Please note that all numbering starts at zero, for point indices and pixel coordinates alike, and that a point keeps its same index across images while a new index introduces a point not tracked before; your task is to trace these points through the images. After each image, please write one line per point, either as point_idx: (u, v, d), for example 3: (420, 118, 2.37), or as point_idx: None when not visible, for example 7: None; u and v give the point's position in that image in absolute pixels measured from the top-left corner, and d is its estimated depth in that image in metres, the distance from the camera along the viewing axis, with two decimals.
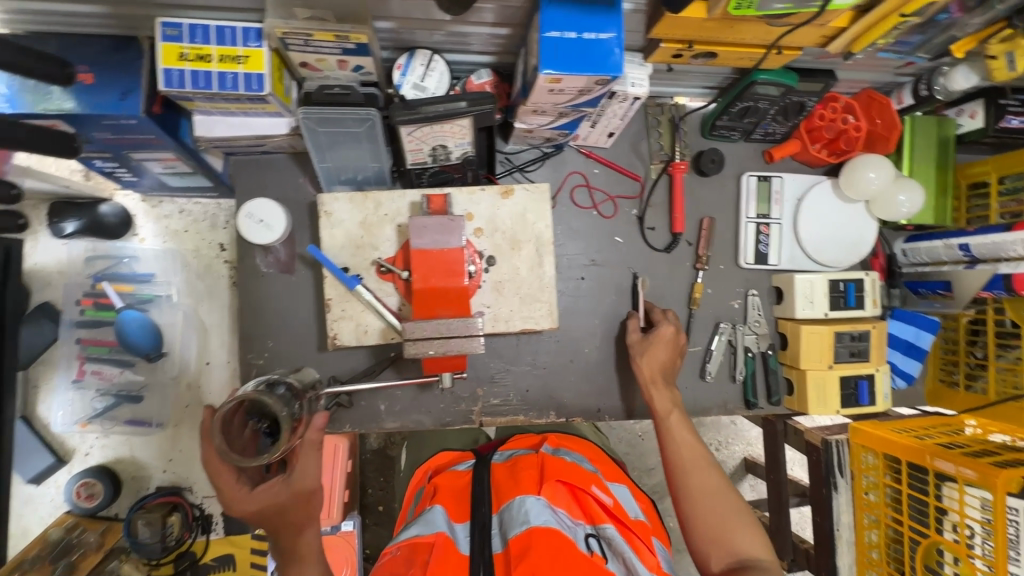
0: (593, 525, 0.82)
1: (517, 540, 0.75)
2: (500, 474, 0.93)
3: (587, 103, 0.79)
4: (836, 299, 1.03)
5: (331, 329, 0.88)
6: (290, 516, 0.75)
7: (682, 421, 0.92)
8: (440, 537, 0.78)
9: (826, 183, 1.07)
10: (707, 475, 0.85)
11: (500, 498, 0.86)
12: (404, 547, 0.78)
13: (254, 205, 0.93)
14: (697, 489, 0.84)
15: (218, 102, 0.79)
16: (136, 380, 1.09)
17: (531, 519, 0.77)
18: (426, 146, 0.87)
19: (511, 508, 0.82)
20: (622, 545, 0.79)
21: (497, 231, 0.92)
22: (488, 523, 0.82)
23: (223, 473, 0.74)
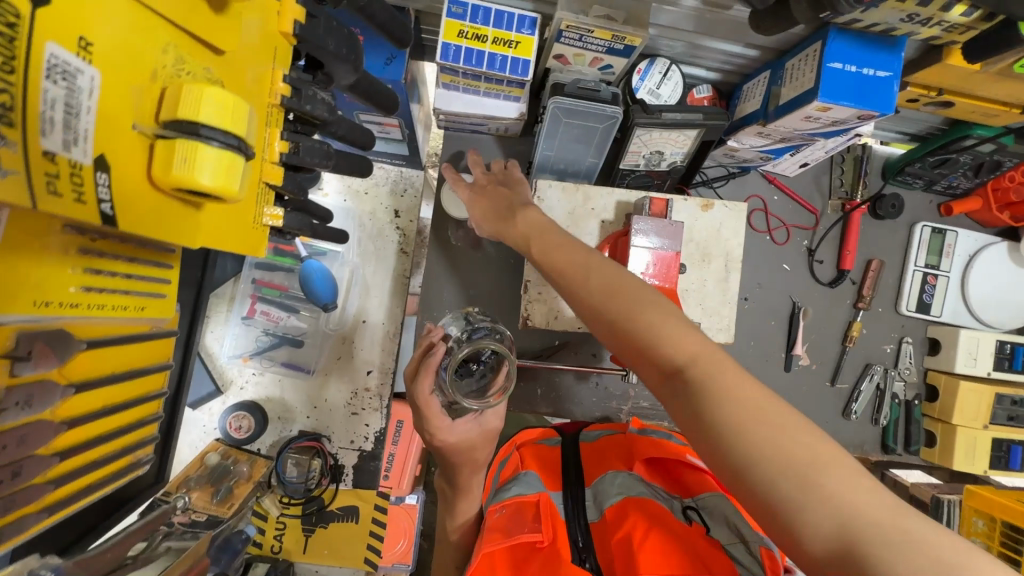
0: (692, 497, 0.81)
1: (615, 508, 0.74)
2: (588, 452, 0.91)
3: (825, 134, 0.81)
4: (1000, 360, 1.03)
5: (523, 309, 0.92)
6: (475, 452, 0.77)
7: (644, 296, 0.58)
8: (545, 497, 0.75)
9: (1002, 244, 1.08)
10: (807, 431, 0.46)
11: (591, 472, 0.86)
12: (506, 502, 0.75)
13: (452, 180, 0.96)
14: (700, 381, 0.50)
15: (474, 80, 0.83)
16: (298, 326, 1.15)
17: (625, 490, 0.77)
18: (645, 151, 0.90)
19: (605, 482, 0.81)
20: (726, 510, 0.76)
21: (691, 241, 0.95)
22: (584, 496, 0.80)
23: (429, 409, 0.70)
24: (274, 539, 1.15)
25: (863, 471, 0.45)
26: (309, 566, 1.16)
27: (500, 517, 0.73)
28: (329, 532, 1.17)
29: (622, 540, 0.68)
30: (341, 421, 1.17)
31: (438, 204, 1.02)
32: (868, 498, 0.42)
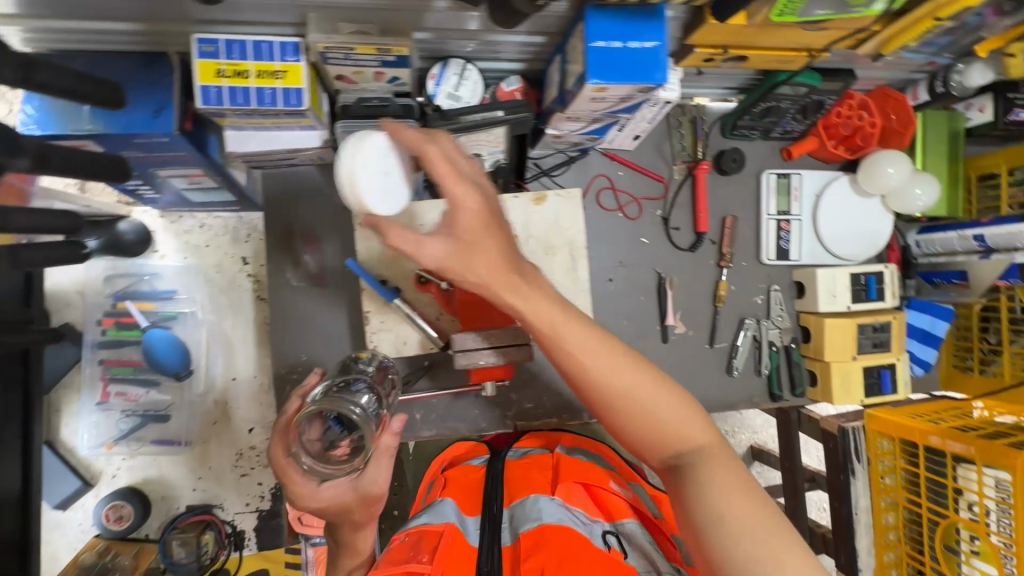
0: (613, 522, 0.83)
1: (530, 535, 0.75)
2: (517, 470, 0.94)
3: (625, 110, 0.80)
4: (857, 292, 1.05)
5: (370, 341, 0.88)
6: (353, 515, 0.75)
7: (637, 365, 0.64)
8: (450, 527, 0.77)
9: (844, 178, 1.10)
10: (725, 473, 0.61)
11: (512, 493, 0.87)
12: (413, 531, 0.77)
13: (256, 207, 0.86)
14: (708, 476, 0.60)
15: (253, 117, 0.77)
16: (161, 399, 1.07)
17: (544, 516, 0.78)
18: (461, 155, 0.87)
19: (525, 505, 0.83)
20: (643, 539, 0.80)
21: (530, 238, 0.92)
22: (499, 518, 0.82)
23: (288, 471, 0.71)
24: None
25: (766, 508, 0.59)
26: None
27: (403, 543, 0.75)
28: None
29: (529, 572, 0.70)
30: (232, 486, 1.11)
31: (270, 247, 0.96)
32: (751, 529, 0.57)
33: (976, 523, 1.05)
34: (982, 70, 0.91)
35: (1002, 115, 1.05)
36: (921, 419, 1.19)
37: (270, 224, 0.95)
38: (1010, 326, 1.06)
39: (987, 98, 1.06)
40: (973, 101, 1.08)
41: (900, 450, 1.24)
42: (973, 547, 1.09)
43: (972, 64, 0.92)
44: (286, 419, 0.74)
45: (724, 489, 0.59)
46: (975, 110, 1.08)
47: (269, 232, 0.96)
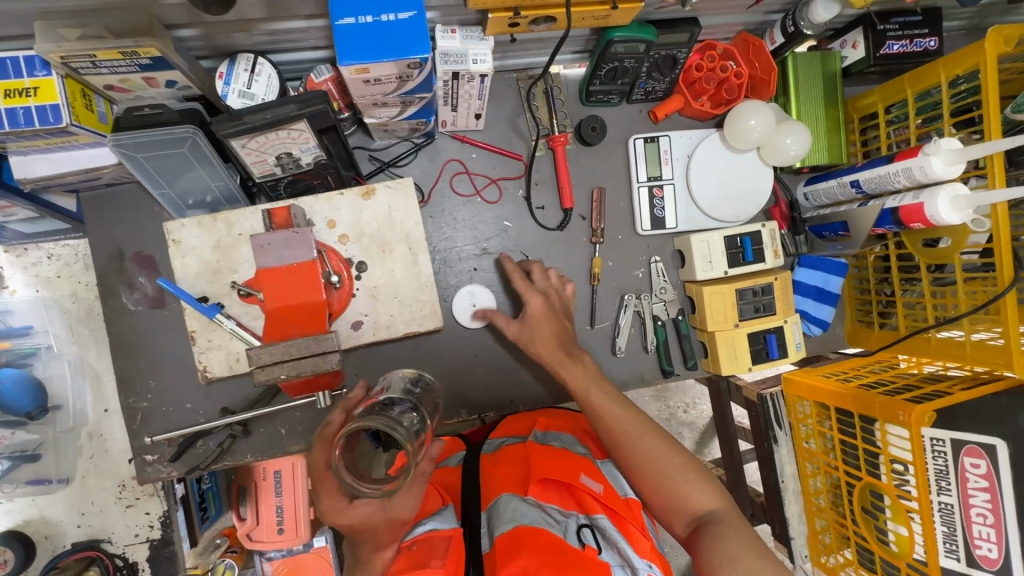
0: (587, 516, 0.77)
1: (504, 541, 0.68)
2: (488, 463, 0.85)
3: (419, 89, 0.74)
4: (733, 256, 1.00)
5: (199, 361, 0.85)
6: (380, 534, 0.69)
7: (604, 390, 0.83)
8: (455, 531, 0.71)
9: (714, 135, 1.04)
10: (682, 463, 0.78)
11: (488, 493, 0.79)
12: (415, 540, 0.71)
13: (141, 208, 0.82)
14: (646, 453, 0.78)
15: (22, 140, 0.72)
16: (30, 439, 1.02)
17: (519, 518, 0.71)
18: (270, 156, 0.82)
19: (499, 505, 0.75)
20: (616, 536, 0.73)
21: (363, 235, 0.87)
22: (478, 524, 0.74)
23: (325, 481, 0.66)
24: None
25: (701, 468, 0.78)
26: None
27: (412, 554, 0.69)
28: None
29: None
30: (118, 518, 1.09)
31: (101, 273, 0.91)
32: (702, 489, 0.76)
33: (888, 483, 1.02)
34: (825, 4, 0.85)
35: (874, 51, 0.96)
36: (837, 378, 1.14)
37: (97, 249, 0.91)
38: (901, 274, 1.00)
39: (858, 33, 0.98)
40: (845, 38, 1.00)
41: (817, 414, 1.18)
42: (886, 509, 1.04)
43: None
44: (330, 430, 0.68)
45: (680, 471, 0.77)
46: (849, 47, 1.00)
47: (98, 257, 0.91)
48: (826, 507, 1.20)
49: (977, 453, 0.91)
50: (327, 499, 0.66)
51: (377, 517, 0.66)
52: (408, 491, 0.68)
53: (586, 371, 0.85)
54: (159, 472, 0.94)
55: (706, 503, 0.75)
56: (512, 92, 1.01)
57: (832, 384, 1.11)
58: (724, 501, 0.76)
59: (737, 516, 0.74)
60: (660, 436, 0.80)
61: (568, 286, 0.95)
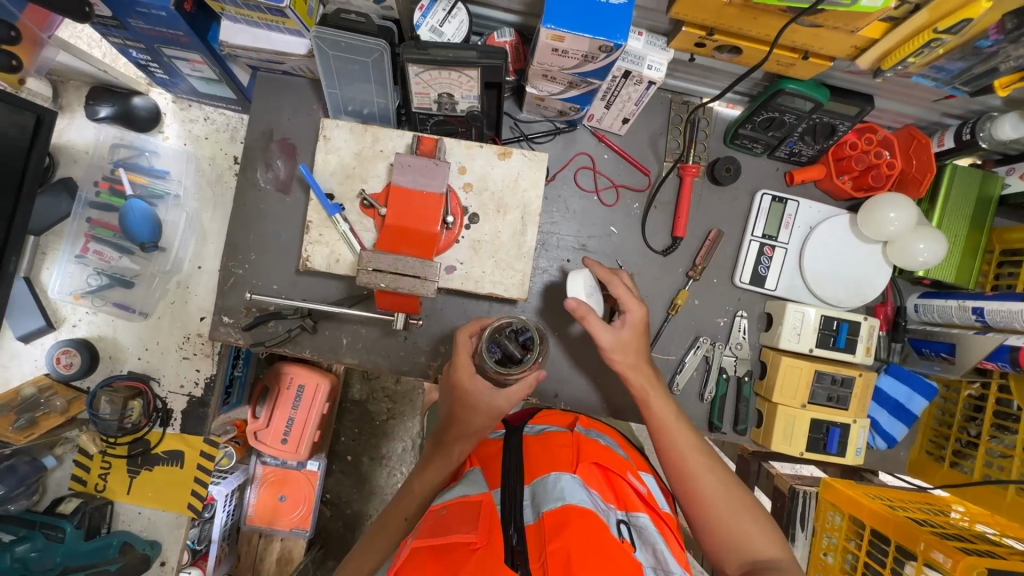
0: (626, 512, 0.72)
1: (553, 515, 0.63)
2: (536, 446, 0.80)
3: (594, 74, 0.77)
4: (824, 337, 0.97)
5: (304, 250, 0.90)
6: (473, 418, 0.82)
7: (683, 423, 0.86)
8: (488, 498, 0.70)
9: (844, 216, 1.01)
10: (748, 512, 0.81)
11: (534, 471, 0.74)
12: (450, 505, 0.70)
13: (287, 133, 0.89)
14: (709, 493, 0.82)
15: (242, 7, 0.81)
16: (131, 268, 1.15)
17: (569, 496, 0.65)
18: (433, 92, 0.87)
19: (547, 482, 0.69)
20: (655, 537, 0.68)
21: (485, 190, 0.91)
22: (521, 496, 0.69)
23: (461, 353, 0.83)
24: (98, 478, 1.15)
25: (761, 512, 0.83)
26: (132, 507, 1.17)
27: (440, 519, 0.67)
28: (154, 475, 1.17)
29: (557, 553, 0.58)
30: (172, 365, 1.17)
31: (248, 146, 1.00)
32: (758, 530, 0.80)
33: None
34: (1015, 122, 0.83)
35: None
36: (881, 502, 1.08)
37: (252, 124, 1.00)
38: (994, 420, 0.94)
39: None
40: (1014, 166, 0.96)
41: (847, 529, 1.12)
42: None
43: (1006, 114, 0.84)
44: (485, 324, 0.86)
45: (742, 514, 0.81)
46: (1015, 176, 0.96)
47: (251, 132, 1.00)
48: None
49: None
50: (461, 363, 0.83)
51: (485, 399, 0.81)
52: (513, 391, 0.81)
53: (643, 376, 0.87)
54: (228, 335, 1.01)
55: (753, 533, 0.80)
56: (662, 111, 1.03)
57: (878, 505, 1.05)
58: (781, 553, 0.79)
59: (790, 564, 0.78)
60: (725, 477, 0.83)
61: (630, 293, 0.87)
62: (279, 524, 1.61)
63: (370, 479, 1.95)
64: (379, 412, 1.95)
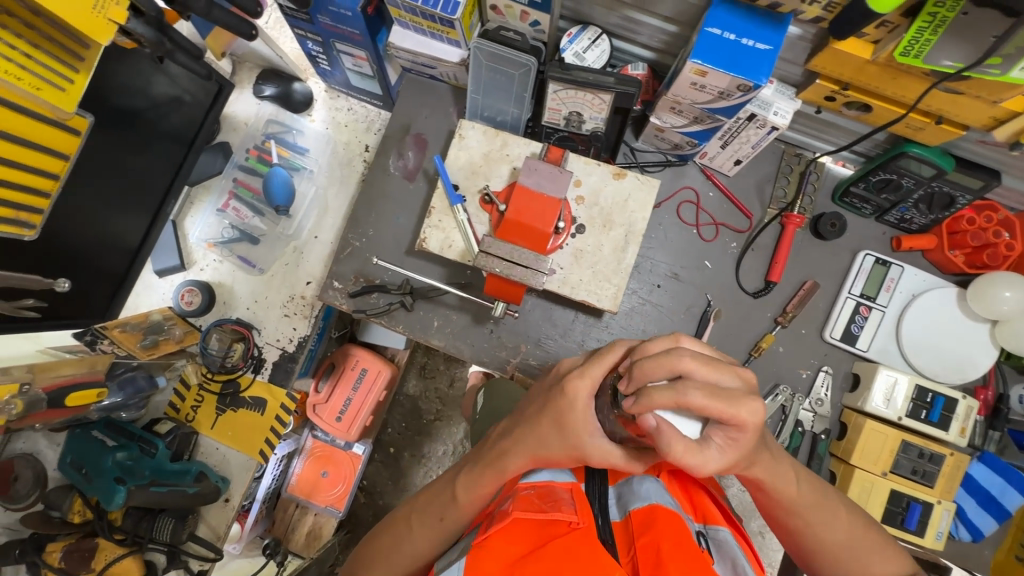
0: (704, 525, 0.70)
1: (641, 512, 0.62)
2: None
3: (723, 111, 0.83)
4: (916, 408, 0.94)
5: (423, 232, 0.99)
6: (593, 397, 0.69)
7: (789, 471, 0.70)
8: (576, 486, 0.70)
9: (952, 290, 0.99)
10: (875, 552, 0.71)
11: (617, 475, 0.74)
12: (531, 488, 0.69)
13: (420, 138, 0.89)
14: (832, 543, 0.70)
15: (417, 15, 0.93)
16: (259, 227, 1.30)
17: (654, 497, 0.65)
18: (565, 109, 0.96)
19: (631, 482, 0.69)
20: (736, 551, 0.65)
21: (596, 205, 0.97)
22: (606, 496, 0.70)
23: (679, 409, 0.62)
24: (190, 409, 1.27)
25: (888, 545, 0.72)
26: (212, 442, 1.27)
27: (525, 497, 0.66)
28: (237, 417, 1.27)
29: (647, 547, 0.58)
30: (274, 319, 1.28)
31: (387, 135, 1.12)
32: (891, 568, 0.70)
33: None
34: None
35: None
36: None
37: (394, 117, 1.12)
38: None
39: None
40: None
41: None
42: None
43: None
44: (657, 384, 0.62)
45: (872, 559, 0.70)
46: None
47: (392, 123, 1.12)
48: None
49: None
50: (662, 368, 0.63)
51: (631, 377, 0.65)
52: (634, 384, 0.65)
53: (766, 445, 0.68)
54: (335, 299, 1.10)
55: None
56: (773, 160, 1.07)
57: None
58: None
59: None
60: (848, 522, 0.72)
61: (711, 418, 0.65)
62: (316, 499, 1.65)
63: (408, 474, 1.99)
64: (427, 411, 2.01)
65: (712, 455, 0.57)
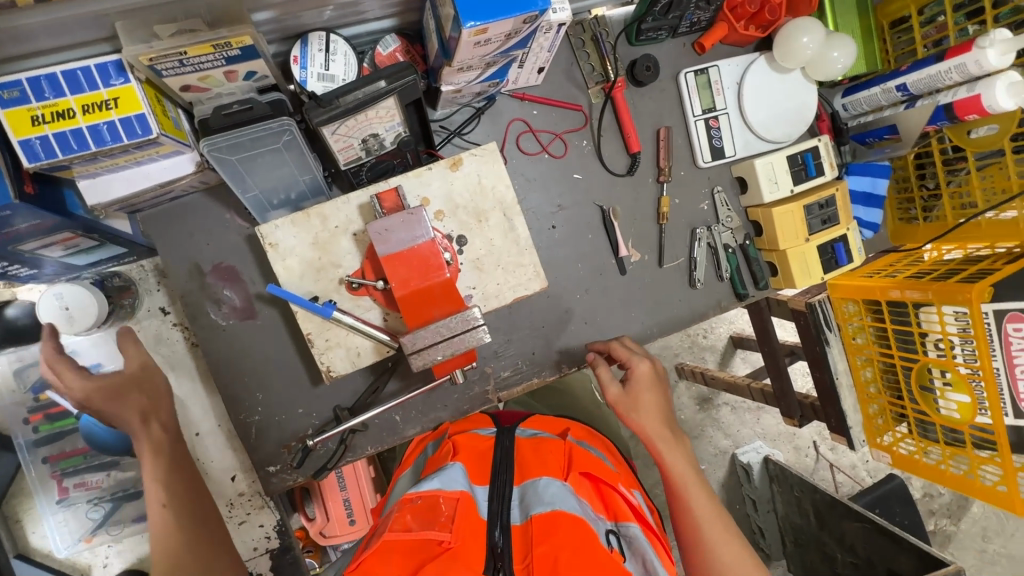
0: (615, 521, 0.75)
1: (543, 518, 0.68)
2: (529, 448, 0.83)
3: (516, 46, 0.72)
4: (797, 173, 1.04)
5: (321, 363, 0.83)
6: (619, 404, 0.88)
7: (696, 482, 0.82)
8: (465, 495, 0.72)
9: (761, 59, 1.05)
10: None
11: (523, 471, 0.78)
12: (432, 492, 0.71)
13: (68, 292, 0.83)
14: (720, 553, 0.77)
15: (101, 160, 0.66)
16: (128, 477, 1.00)
17: (558, 501, 0.69)
18: (355, 140, 0.78)
19: (536, 485, 0.74)
20: (646, 545, 0.70)
21: (458, 208, 0.86)
22: (510, 493, 0.76)
23: (644, 396, 0.88)
24: None
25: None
26: None
27: (415, 512, 0.70)
28: None
29: (542, 557, 0.64)
30: (233, 536, 1.07)
31: (183, 293, 0.87)
32: None
33: (944, 359, 1.03)
34: None
35: None
36: (880, 275, 1.14)
37: (172, 268, 0.86)
38: (945, 167, 1.07)
39: None
40: None
41: (865, 310, 1.18)
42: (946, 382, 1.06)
43: None
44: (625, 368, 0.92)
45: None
46: None
47: (178, 277, 0.86)
48: (880, 394, 1.22)
49: (1019, 318, 0.96)
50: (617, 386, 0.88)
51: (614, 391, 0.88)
52: (630, 394, 0.88)
53: (683, 456, 0.84)
54: (285, 480, 0.93)
55: None
56: (562, 42, 0.99)
57: (878, 279, 1.12)
58: None
59: None
60: (729, 533, 0.78)
61: (644, 363, 0.90)
62: None
63: None
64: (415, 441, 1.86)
65: (642, 389, 0.88)
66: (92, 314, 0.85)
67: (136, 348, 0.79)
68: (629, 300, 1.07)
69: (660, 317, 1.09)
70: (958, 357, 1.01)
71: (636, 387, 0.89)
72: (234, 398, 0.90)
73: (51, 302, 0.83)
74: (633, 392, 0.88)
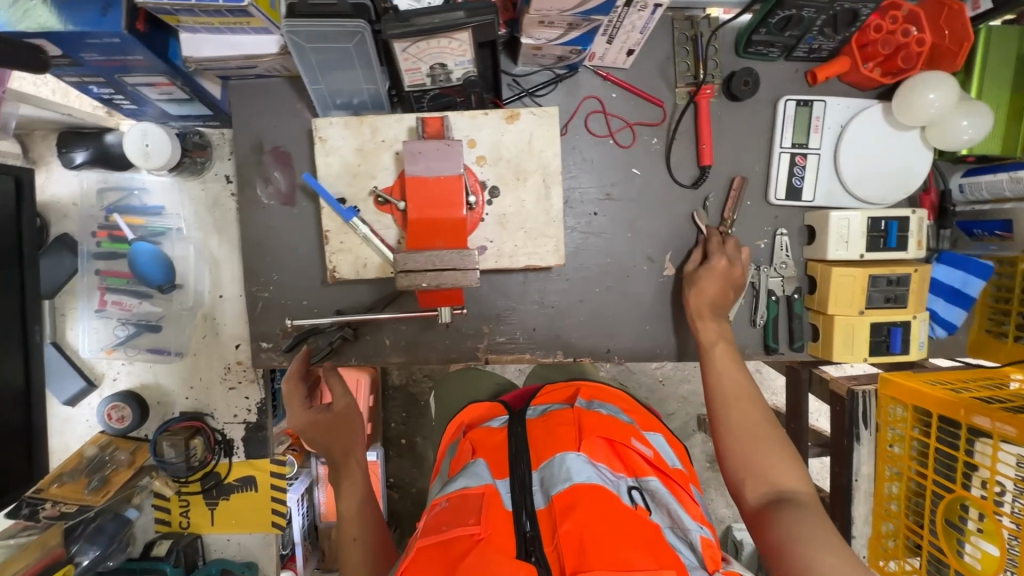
0: (636, 478, 0.75)
1: (562, 497, 0.67)
2: (539, 427, 0.83)
3: (597, 10, 0.72)
4: (874, 240, 0.94)
5: (330, 261, 0.87)
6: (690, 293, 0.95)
7: (730, 354, 0.89)
8: (490, 488, 0.71)
9: (877, 107, 0.95)
10: (774, 447, 0.78)
11: (537, 454, 0.76)
12: (452, 496, 0.71)
13: (152, 132, 0.95)
14: (741, 422, 0.81)
15: (200, 15, 0.73)
16: (154, 311, 1.12)
17: (575, 475, 0.70)
18: (424, 65, 0.80)
19: (553, 465, 0.73)
20: (667, 498, 0.72)
21: (500, 160, 0.86)
22: (531, 481, 0.73)
23: (708, 285, 0.93)
24: (181, 515, 1.18)
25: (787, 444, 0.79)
26: (221, 535, 1.20)
27: (441, 511, 0.69)
28: (232, 503, 1.18)
29: (568, 535, 0.63)
30: (221, 398, 1.16)
31: (241, 163, 0.95)
32: (784, 466, 0.76)
33: (985, 501, 0.86)
34: None
35: None
36: (943, 386, 0.96)
37: (239, 139, 0.94)
38: None
39: None
40: None
41: (912, 420, 1.01)
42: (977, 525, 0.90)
43: None
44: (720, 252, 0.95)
45: (769, 447, 0.78)
46: None
47: (240, 148, 0.94)
48: (900, 514, 1.04)
49: None
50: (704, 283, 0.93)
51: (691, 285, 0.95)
52: (708, 280, 0.93)
53: (721, 328, 0.92)
54: (271, 360, 1.00)
55: (788, 479, 0.74)
56: (664, 33, 0.96)
57: (941, 390, 0.94)
58: (809, 488, 0.73)
59: (814, 498, 0.72)
60: (759, 408, 0.83)
61: (743, 250, 0.95)
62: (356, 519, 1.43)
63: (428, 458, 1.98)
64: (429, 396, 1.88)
65: (714, 276, 0.93)
66: (166, 155, 0.96)
67: (342, 388, 0.94)
68: (648, 313, 1.02)
69: (677, 342, 1.03)
70: (1003, 504, 0.85)
71: (703, 271, 0.93)
72: (252, 269, 0.97)
73: (136, 138, 0.95)
74: (712, 270, 0.92)
